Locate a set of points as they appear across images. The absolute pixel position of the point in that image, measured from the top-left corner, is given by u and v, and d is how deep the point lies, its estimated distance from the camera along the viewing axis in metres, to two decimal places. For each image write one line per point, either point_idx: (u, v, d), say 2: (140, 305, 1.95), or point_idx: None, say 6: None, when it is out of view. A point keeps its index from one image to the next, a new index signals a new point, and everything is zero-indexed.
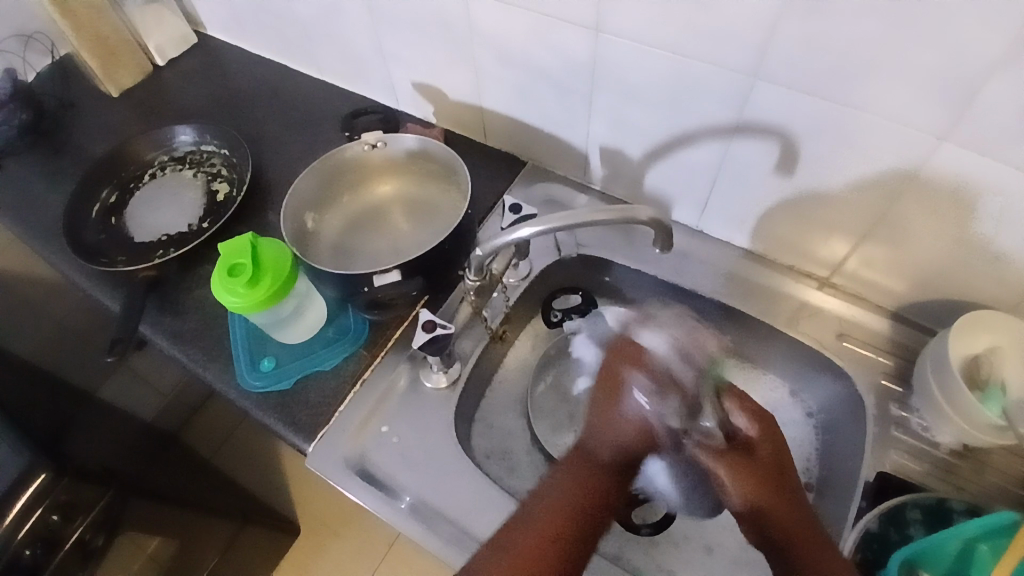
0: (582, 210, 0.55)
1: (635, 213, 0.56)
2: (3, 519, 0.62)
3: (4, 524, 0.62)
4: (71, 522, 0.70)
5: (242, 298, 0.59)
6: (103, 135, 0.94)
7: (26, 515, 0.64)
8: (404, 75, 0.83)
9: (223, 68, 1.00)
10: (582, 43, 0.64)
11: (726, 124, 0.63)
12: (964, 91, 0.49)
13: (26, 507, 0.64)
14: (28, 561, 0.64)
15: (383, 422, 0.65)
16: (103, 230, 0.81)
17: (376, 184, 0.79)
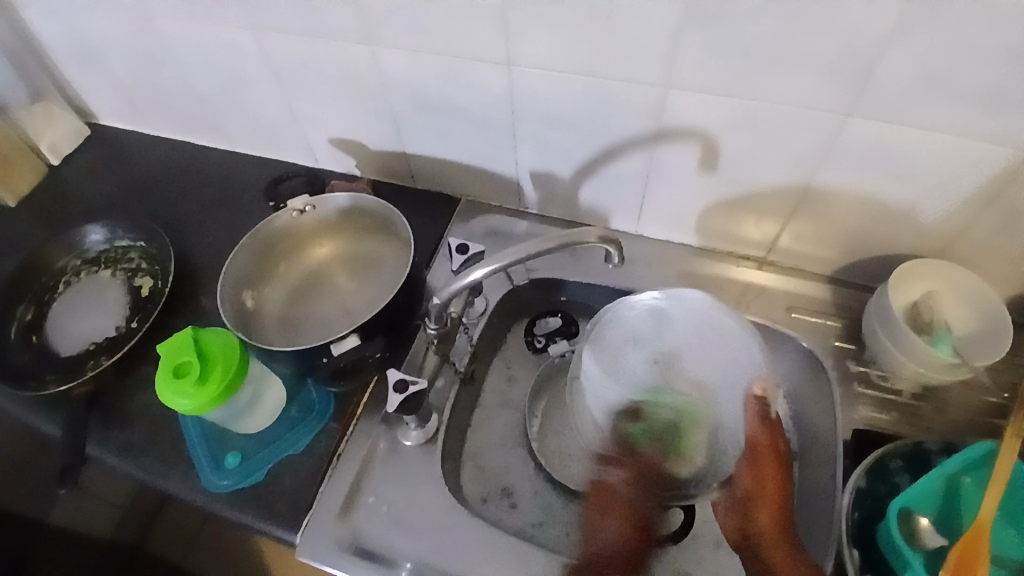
0: (530, 241, 0.56)
1: (583, 235, 0.57)
2: None
3: None
4: None
5: (192, 398, 0.55)
6: (6, 252, 0.86)
7: None
8: (320, 134, 0.81)
9: (125, 157, 0.94)
10: (495, 78, 0.65)
11: (650, 135, 0.65)
12: (859, 70, 0.53)
13: None
14: None
15: (369, 491, 0.62)
16: (23, 351, 0.74)
17: (311, 247, 0.76)
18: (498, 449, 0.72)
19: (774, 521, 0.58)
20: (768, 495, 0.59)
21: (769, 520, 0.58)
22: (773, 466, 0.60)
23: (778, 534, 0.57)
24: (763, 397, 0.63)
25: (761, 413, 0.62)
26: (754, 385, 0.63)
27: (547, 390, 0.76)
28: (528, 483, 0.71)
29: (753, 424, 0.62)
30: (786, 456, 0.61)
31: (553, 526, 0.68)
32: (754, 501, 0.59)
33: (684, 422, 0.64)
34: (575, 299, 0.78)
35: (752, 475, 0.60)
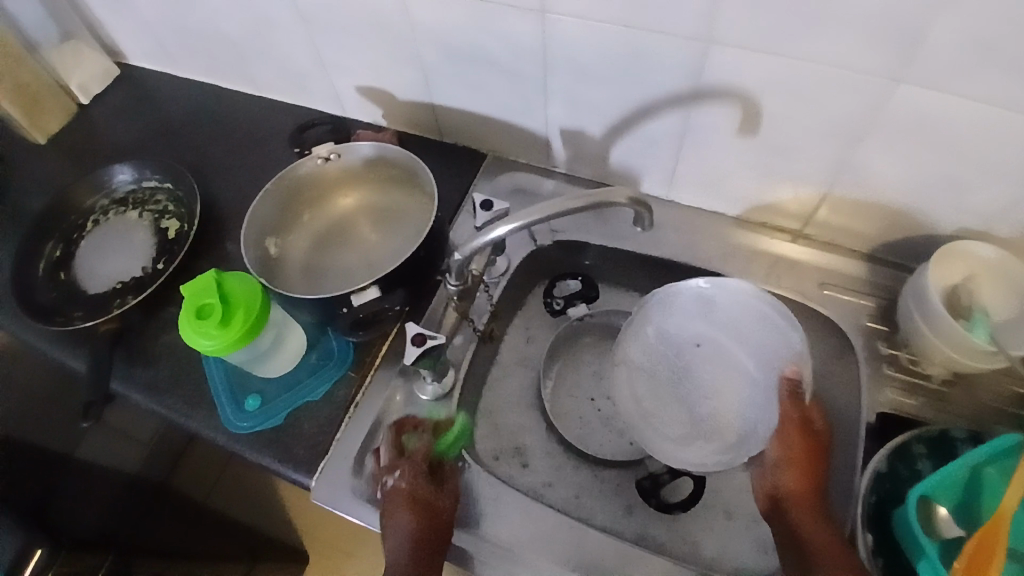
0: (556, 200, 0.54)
1: (613, 195, 0.55)
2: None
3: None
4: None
5: (216, 339, 0.56)
6: (39, 189, 0.88)
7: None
8: (346, 81, 0.80)
9: (153, 98, 0.94)
10: (527, 27, 0.62)
11: (686, 94, 0.62)
12: (916, 31, 0.49)
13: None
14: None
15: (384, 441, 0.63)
16: (53, 287, 0.76)
17: (335, 197, 0.75)
18: (514, 409, 0.72)
19: (805, 484, 0.59)
20: (801, 461, 0.60)
21: (797, 482, 0.59)
22: (802, 436, 0.61)
23: (807, 493, 0.59)
24: (794, 377, 0.64)
25: (792, 391, 0.63)
26: (786, 366, 0.65)
27: (569, 354, 0.76)
28: (542, 443, 0.71)
29: (783, 401, 0.63)
30: (820, 433, 0.61)
31: (563, 487, 0.68)
32: (782, 464, 0.61)
33: (717, 396, 0.67)
34: (599, 263, 0.77)
35: (783, 444, 0.61)
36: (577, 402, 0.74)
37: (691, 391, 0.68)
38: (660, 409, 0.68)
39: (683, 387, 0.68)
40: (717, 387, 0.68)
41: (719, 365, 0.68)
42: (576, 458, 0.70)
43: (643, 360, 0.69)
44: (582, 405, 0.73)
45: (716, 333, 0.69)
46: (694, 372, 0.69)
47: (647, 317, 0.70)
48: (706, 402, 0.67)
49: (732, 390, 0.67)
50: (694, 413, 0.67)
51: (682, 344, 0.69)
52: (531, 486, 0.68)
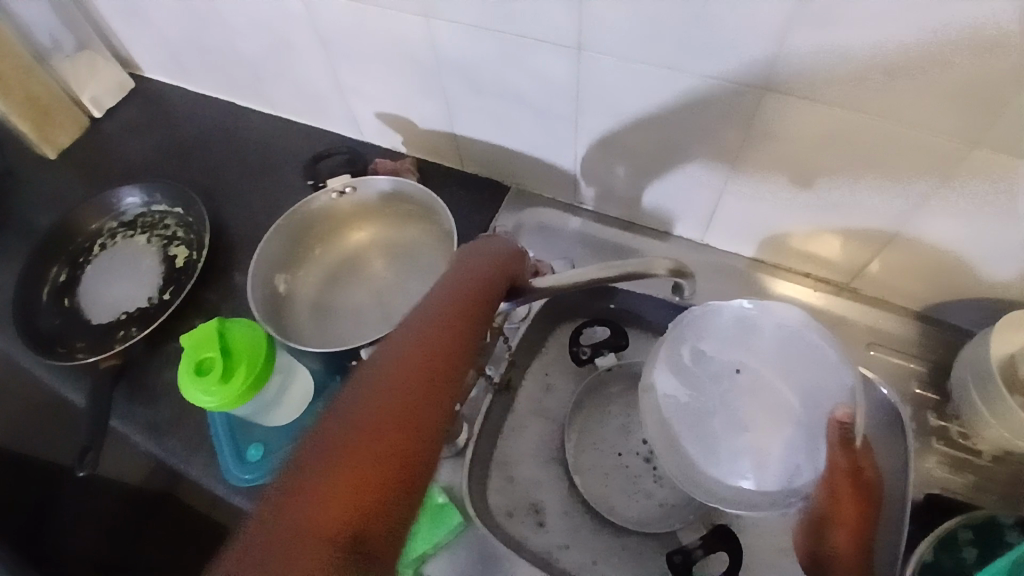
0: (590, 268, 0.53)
1: (655, 264, 0.53)
2: None
3: None
4: None
5: (217, 396, 0.52)
6: (48, 205, 0.85)
7: None
8: (366, 107, 0.76)
9: (167, 113, 0.91)
10: (561, 64, 0.57)
11: (731, 142, 0.57)
12: (999, 95, 0.44)
13: None
14: None
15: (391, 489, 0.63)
16: (57, 314, 0.73)
17: (348, 232, 0.71)
18: (531, 462, 0.69)
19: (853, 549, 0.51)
20: (848, 520, 0.52)
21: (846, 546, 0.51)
22: (852, 492, 0.52)
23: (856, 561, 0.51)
24: (846, 421, 0.56)
25: (843, 438, 0.55)
26: (837, 409, 0.57)
27: (589, 408, 0.71)
28: (557, 502, 0.67)
29: (832, 448, 0.54)
30: (870, 488, 0.53)
31: (578, 551, 0.64)
32: (825, 520, 0.53)
33: (754, 428, 0.60)
34: (626, 308, 0.72)
35: (828, 494, 0.53)
36: (600, 456, 0.69)
37: (728, 417, 0.61)
38: (695, 435, 0.60)
39: (722, 414, 0.61)
40: (756, 420, 0.60)
41: (761, 394, 0.61)
42: (593, 520, 0.66)
43: (677, 381, 0.62)
44: (605, 460, 0.68)
45: (760, 363, 0.62)
46: (735, 404, 0.61)
47: (684, 334, 0.63)
48: (743, 435, 0.60)
49: (771, 425, 0.60)
50: (727, 443, 0.60)
51: (721, 369, 0.63)
52: (544, 548, 0.64)
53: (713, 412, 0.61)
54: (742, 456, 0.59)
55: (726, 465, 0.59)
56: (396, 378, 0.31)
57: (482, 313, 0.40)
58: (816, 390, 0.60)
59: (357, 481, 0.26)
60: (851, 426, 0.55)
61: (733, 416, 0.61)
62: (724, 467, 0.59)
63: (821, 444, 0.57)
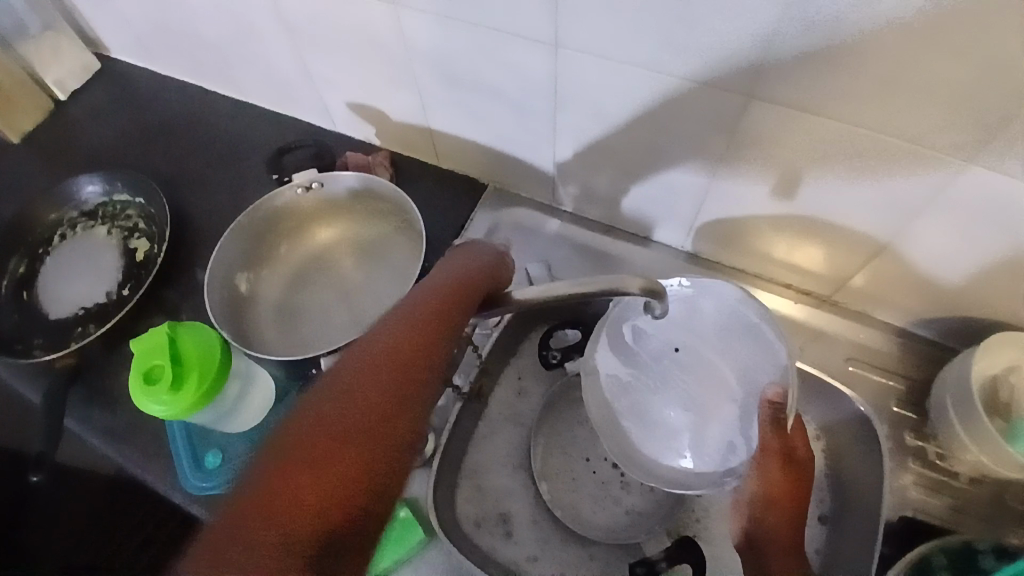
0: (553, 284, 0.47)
1: (622, 285, 0.47)
2: None
3: None
4: None
5: (167, 406, 0.50)
6: (8, 191, 0.82)
7: None
8: (337, 97, 0.72)
9: (133, 96, 0.87)
10: (537, 59, 0.54)
11: (713, 147, 0.54)
12: (997, 114, 0.41)
13: None
14: None
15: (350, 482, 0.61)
16: (14, 309, 0.71)
17: (315, 229, 0.68)
18: (502, 471, 0.67)
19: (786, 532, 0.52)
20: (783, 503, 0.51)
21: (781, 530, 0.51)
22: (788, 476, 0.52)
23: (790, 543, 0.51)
24: (778, 401, 0.53)
25: (774, 418, 0.52)
26: (769, 389, 0.54)
27: (562, 415, 0.69)
28: (528, 513, 0.65)
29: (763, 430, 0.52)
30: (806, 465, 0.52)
31: (548, 563, 0.63)
32: (760, 505, 0.52)
33: (693, 408, 0.58)
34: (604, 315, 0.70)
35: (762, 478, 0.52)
36: (572, 463, 0.67)
37: (668, 399, 0.59)
38: (635, 417, 0.59)
39: (661, 395, 0.59)
40: (697, 399, 0.58)
41: (701, 373, 0.59)
42: (563, 531, 0.64)
43: (619, 364, 0.60)
44: (575, 467, 0.67)
45: (702, 340, 0.59)
46: (675, 382, 0.59)
47: (629, 317, 0.59)
48: (683, 415, 0.58)
49: (710, 403, 0.58)
50: (666, 424, 0.58)
51: (661, 348, 0.59)
52: (513, 560, 0.63)
53: (652, 394, 0.59)
54: (680, 436, 0.58)
55: (664, 445, 0.58)
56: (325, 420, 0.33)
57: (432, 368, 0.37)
58: (752, 367, 0.58)
59: (311, 489, 0.31)
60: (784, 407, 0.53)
61: (672, 397, 0.59)
62: (660, 449, 0.58)
63: (753, 421, 0.57)
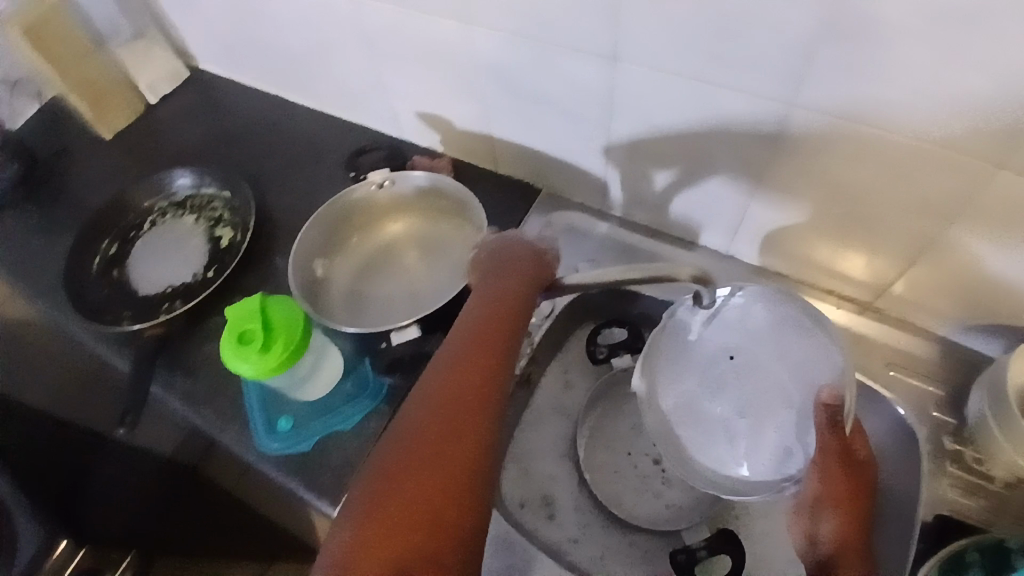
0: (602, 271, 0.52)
1: (674, 272, 0.52)
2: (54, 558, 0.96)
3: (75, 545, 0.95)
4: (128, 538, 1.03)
5: (256, 364, 0.56)
6: (104, 183, 0.91)
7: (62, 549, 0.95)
8: (407, 106, 0.79)
9: (219, 103, 0.96)
10: (595, 72, 0.60)
11: (757, 154, 0.59)
12: (1023, 118, 0.45)
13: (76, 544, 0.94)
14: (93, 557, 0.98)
15: None
16: (107, 284, 0.78)
17: (386, 223, 0.75)
18: (548, 456, 0.71)
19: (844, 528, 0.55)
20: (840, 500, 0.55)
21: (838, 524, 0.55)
22: (843, 473, 0.54)
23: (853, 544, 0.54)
24: (834, 403, 0.54)
25: (831, 420, 0.54)
26: (822, 390, 0.56)
27: (606, 406, 0.72)
28: (570, 497, 0.69)
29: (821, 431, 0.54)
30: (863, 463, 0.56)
31: (588, 545, 0.66)
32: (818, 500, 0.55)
33: (748, 415, 0.60)
34: (648, 313, 0.74)
35: (820, 477, 0.55)
36: (614, 453, 0.70)
37: (722, 403, 0.61)
38: (691, 422, 0.61)
39: (714, 400, 0.61)
40: (755, 405, 0.60)
41: (755, 379, 0.60)
42: (603, 517, 0.67)
43: (676, 376, 0.62)
44: (618, 458, 0.70)
45: (759, 349, 0.61)
46: (730, 388, 0.61)
47: (686, 327, 0.62)
48: (737, 421, 0.60)
49: (767, 408, 0.59)
50: (721, 428, 0.60)
51: (715, 354, 0.62)
52: (556, 540, 0.66)
53: (707, 402, 0.61)
54: (737, 442, 0.59)
55: (722, 453, 0.60)
56: (430, 438, 0.42)
57: (499, 385, 0.46)
58: (804, 370, 0.58)
59: (428, 497, 0.39)
60: (839, 411, 0.54)
61: (727, 403, 0.61)
62: (715, 458, 0.60)
63: (811, 429, 0.58)
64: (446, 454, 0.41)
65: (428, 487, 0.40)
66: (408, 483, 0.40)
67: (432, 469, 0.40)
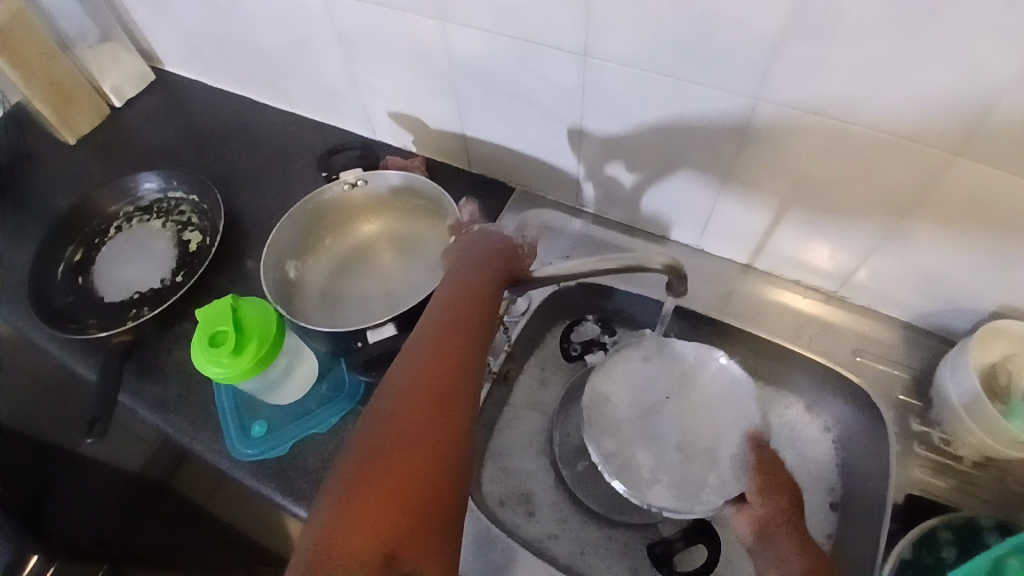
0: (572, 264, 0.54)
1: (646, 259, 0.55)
2: None
3: None
4: None
5: (226, 368, 0.54)
6: (65, 188, 0.88)
7: None
8: (380, 106, 0.79)
9: (186, 106, 0.94)
10: (568, 69, 0.60)
11: (726, 148, 0.60)
12: (978, 106, 0.46)
13: None
14: None
15: None
16: (70, 291, 0.76)
17: (359, 224, 0.75)
18: (527, 452, 0.71)
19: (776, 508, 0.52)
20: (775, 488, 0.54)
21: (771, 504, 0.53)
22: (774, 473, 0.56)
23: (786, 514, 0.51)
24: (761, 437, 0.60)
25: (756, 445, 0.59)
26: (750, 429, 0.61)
27: None
28: (549, 493, 0.69)
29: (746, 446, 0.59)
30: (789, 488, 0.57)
31: (568, 540, 0.66)
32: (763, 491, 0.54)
33: (678, 453, 0.60)
34: (622, 309, 0.75)
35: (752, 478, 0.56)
36: None
37: (650, 436, 0.62)
38: (614, 444, 0.61)
39: (640, 431, 0.62)
40: (682, 446, 0.61)
41: (689, 423, 0.62)
42: (581, 511, 0.67)
43: (635, 381, 0.65)
44: None
45: (715, 389, 0.63)
46: (661, 428, 0.62)
47: (650, 350, 0.66)
48: (658, 455, 0.60)
49: (694, 453, 0.60)
50: (638, 455, 0.61)
51: (649, 396, 0.64)
52: (535, 537, 0.66)
53: (632, 435, 0.62)
54: (652, 473, 0.59)
55: (635, 476, 0.59)
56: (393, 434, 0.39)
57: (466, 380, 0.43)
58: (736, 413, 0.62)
59: (390, 498, 0.36)
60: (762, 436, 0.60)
61: (656, 442, 0.61)
62: (628, 479, 0.59)
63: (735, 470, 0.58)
64: (411, 451, 0.38)
65: (390, 488, 0.37)
66: (368, 482, 0.37)
67: (394, 468, 0.37)
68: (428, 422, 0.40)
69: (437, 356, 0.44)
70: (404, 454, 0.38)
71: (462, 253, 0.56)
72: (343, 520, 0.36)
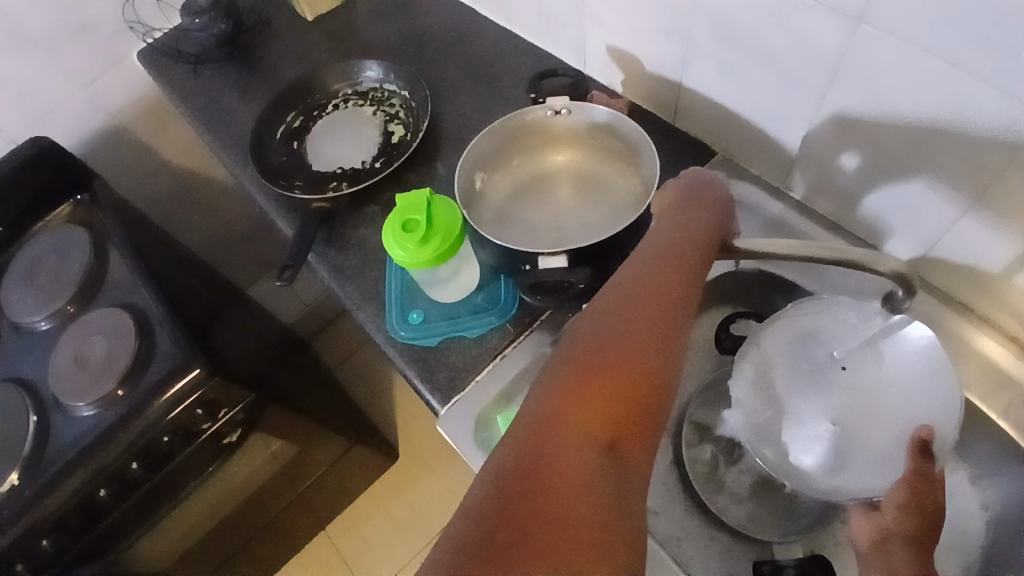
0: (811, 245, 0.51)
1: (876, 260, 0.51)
2: (161, 400, 0.81)
3: (160, 404, 0.81)
4: (212, 416, 0.86)
5: (409, 252, 0.59)
6: (297, 60, 0.98)
7: (174, 405, 0.82)
8: (601, 39, 0.78)
9: (413, 6, 0.99)
10: (831, 33, 0.55)
11: (990, 161, 0.52)
12: None
13: (180, 392, 0.82)
14: (167, 444, 0.83)
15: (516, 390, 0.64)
16: (286, 152, 0.85)
17: (550, 153, 0.75)
18: None
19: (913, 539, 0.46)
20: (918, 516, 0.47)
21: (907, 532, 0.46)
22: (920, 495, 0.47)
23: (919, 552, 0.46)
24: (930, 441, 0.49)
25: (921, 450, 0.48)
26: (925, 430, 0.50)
27: None
28: None
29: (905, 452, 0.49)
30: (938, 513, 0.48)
31: None
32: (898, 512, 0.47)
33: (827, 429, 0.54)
34: None
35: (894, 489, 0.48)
36: None
37: (812, 397, 0.56)
38: (760, 385, 0.57)
39: (801, 389, 0.56)
40: (840, 424, 0.54)
41: (860, 402, 0.55)
42: None
43: (837, 334, 0.58)
44: None
45: (909, 393, 0.55)
46: (828, 395, 0.55)
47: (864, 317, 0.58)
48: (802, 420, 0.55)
49: (848, 434, 0.54)
50: (782, 410, 0.56)
51: (833, 359, 0.57)
52: None
53: (795, 386, 0.56)
54: (793, 432, 0.55)
55: (772, 425, 0.56)
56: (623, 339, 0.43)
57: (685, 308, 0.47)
58: (918, 404, 0.54)
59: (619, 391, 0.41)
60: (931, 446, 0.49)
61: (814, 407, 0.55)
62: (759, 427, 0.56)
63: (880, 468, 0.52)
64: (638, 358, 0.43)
65: (619, 381, 0.41)
66: (600, 373, 0.42)
67: (623, 366, 0.42)
68: (654, 338, 0.44)
69: (662, 282, 0.48)
70: (632, 357, 0.43)
71: (685, 189, 0.58)
72: (578, 395, 0.41)
